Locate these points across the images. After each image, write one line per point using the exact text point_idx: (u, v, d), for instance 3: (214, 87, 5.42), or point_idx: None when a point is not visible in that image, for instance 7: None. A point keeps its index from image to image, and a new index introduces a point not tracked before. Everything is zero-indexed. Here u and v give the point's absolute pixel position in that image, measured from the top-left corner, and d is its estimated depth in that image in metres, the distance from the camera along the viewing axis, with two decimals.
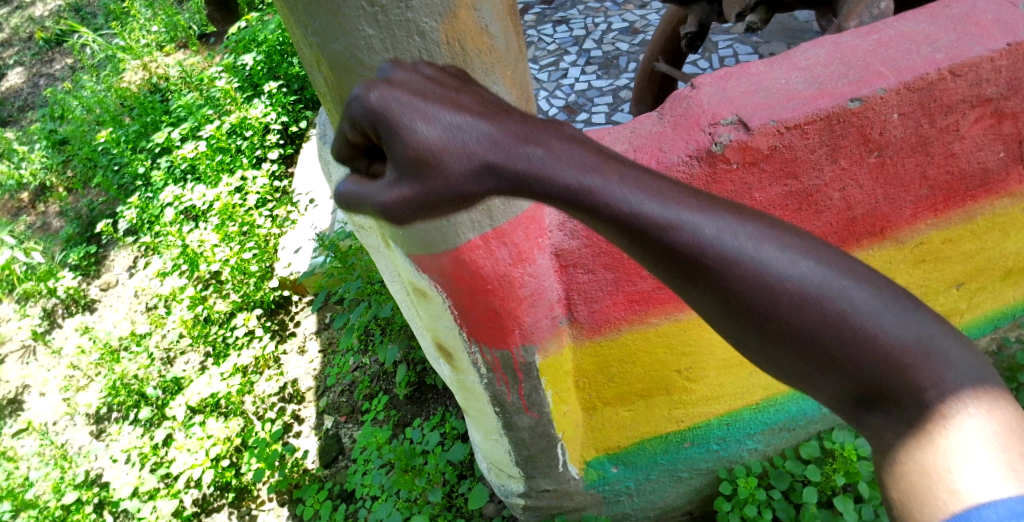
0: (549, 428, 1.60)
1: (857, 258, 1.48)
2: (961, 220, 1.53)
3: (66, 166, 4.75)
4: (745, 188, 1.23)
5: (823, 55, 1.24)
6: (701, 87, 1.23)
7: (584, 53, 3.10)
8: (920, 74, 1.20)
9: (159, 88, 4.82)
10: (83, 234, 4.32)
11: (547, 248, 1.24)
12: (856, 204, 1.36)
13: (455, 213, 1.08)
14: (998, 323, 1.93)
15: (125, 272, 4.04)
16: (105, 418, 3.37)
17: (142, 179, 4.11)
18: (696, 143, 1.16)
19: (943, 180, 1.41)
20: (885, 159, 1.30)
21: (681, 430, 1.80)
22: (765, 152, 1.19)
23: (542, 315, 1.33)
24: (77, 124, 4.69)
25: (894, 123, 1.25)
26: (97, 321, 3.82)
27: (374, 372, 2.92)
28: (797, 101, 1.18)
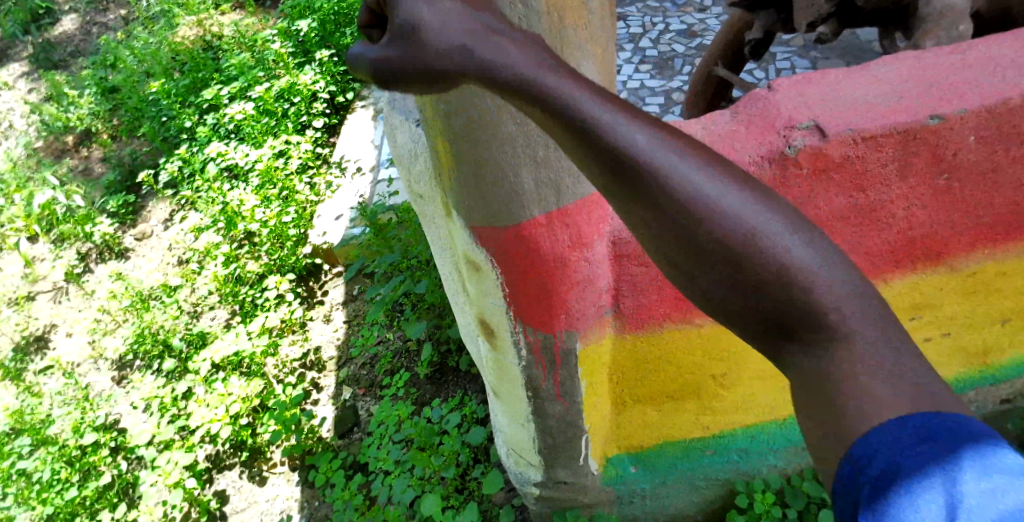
0: (577, 419, 1.59)
1: (907, 280, 1.47)
2: (1019, 253, 1.51)
3: (113, 114, 4.82)
4: (812, 196, 1.21)
5: (906, 70, 1.22)
6: (779, 90, 1.21)
7: (639, 51, 3.09)
8: (1002, 98, 1.18)
9: (212, 46, 4.87)
10: (124, 182, 4.39)
11: (604, 235, 1.22)
12: (917, 224, 1.34)
13: (525, 187, 1.09)
14: None
15: (161, 224, 4.11)
16: (127, 366, 3.43)
17: (187, 134, 4.17)
18: (769, 144, 1.15)
19: (1007, 211, 1.39)
20: (953, 183, 1.29)
21: (704, 437, 1.80)
22: (838, 161, 1.17)
23: (590, 302, 1.31)
24: (128, 74, 4.76)
25: (969, 146, 1.23)
26: (130, 268, 3.89)
27: (397, 347, 2.94)
28: (876, 113, 1.16)
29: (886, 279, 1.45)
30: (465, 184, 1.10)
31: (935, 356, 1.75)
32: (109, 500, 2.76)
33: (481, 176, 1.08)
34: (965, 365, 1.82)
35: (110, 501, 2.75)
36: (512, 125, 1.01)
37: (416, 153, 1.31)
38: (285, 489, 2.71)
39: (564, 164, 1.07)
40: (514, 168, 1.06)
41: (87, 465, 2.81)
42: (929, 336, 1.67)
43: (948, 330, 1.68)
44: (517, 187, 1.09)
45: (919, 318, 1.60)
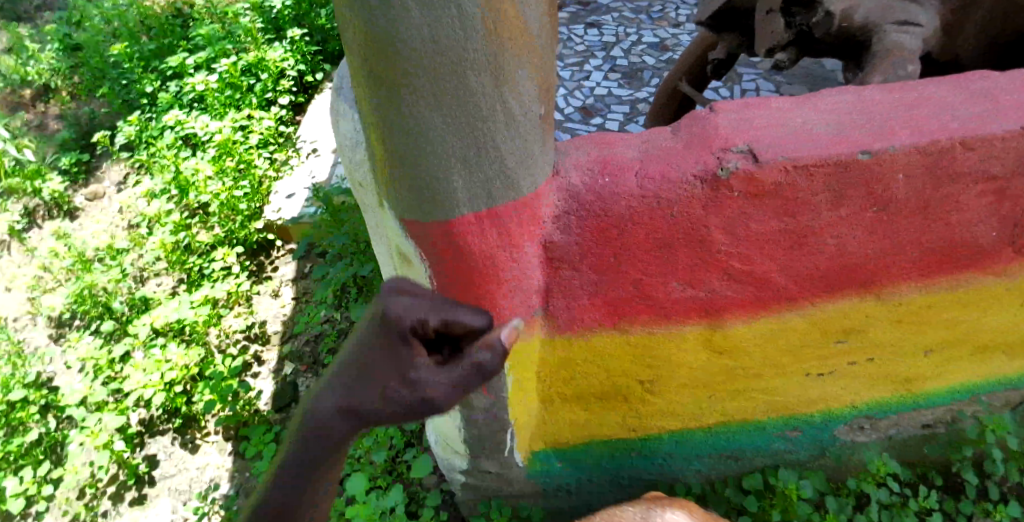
0: (501, 413, 1.60)
1: (836, 307, 1.51)
2: (945, 289, 1.55)
3: (74, 71, 4.66)
4: (743, 216, 1.24)
5: (846, 102, 1.25)
6: (721, 110, 1.22)
7: (610, 60, 3.10)
8: (933, 139, 1.21)
9: (182, 14, 4.75)
10: (79, 141, 4.25)
11: (537, 239, 1.23)
12: (848, 253, 1.37)
13: (456, 187, 1.09)
14: (957, 396, 1.97)
15: (114, 186, 4.00)
16: (66, 324, 3.32)
17: (148, 98, 4.06)
18: (705, 163, 1.16)
19: (936, 246, 1.42)
20: (884, 215, 1.31)
21: (632, 439, 1.82)
22: (769, 187, 1.20)
23: (519, 302, 1.32)
24: (93, 32, 4.61)
25: (899, 183, 1.26)
26: (76, 229, 3.78)
27: (342, 326, 2.89)
28: (813, 143, 1.18)
29: (813, 304, 1.48)
30: (399, 180, 1.10)
31: (859, 381, 1.80)
32: (34, 457, 2.68)
33: (414, 173, 1.08)
34: (888, 391, 1.87)
35: (35, 458, 2.67)
36: (444, 125, 1.01)
37: (357, 143, 1.29)
38: (216, 458, 2.66)
39: (496, 167, 1.08)
40: (444, 167, 1.06)
41: (15, 419, 2.75)
42: (853, 361, 1.71)
43: (875, 356, 1.72)
44: (449, 187, 1.09)
45: (846, 343, 1.64)
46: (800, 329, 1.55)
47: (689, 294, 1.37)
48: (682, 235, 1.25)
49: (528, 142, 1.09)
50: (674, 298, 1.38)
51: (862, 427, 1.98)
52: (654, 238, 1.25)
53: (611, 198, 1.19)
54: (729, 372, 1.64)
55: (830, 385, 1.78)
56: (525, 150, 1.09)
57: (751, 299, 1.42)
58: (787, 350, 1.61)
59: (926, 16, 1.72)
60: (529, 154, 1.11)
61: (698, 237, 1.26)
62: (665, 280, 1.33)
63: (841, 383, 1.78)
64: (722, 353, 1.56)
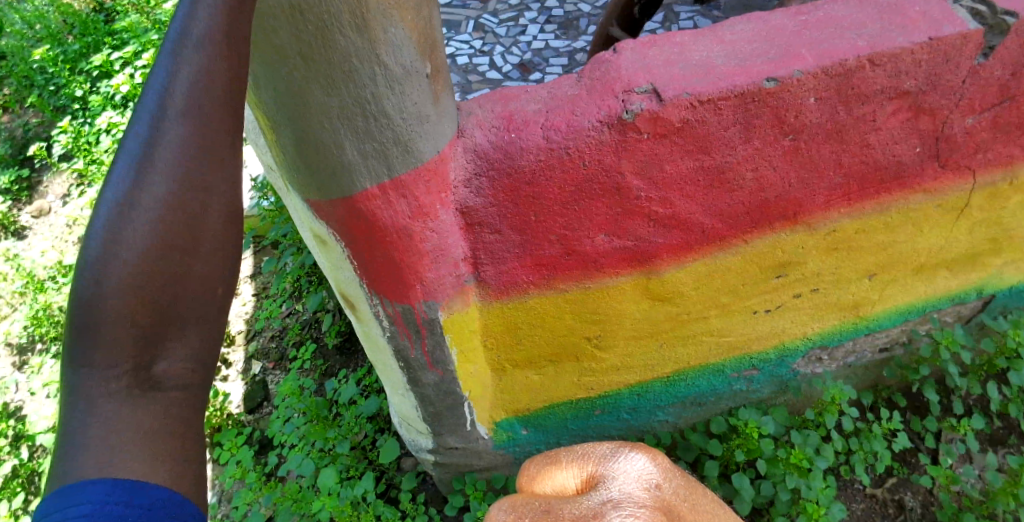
0: (454, 386, 1.60)
1: (768, 240, 1.51)
2: (875, 212, 1.56)
3: (2, 83, 4.49)
4: (656, 159, 1.22)
5: (750, 31, 1.24)
6: (622, 51, 1.21)
7: (545, 11, 3.03)
8: (839, 60, 1.20)
9: (105, 8, 4.55)
10: (15, 156, 4.11)
11: (450, 204, 1.20)
12: (768, 186, 1.36)
13: (351, 159, 1.04)
14: (907, 317, 2.00)
15: (59, 199, 3.89)
16: (28, 349, 3.25)
17: (79, 103, 3.94)
18: (608, 108, 1.14)
19: (857, 169, 1.42)
20: (800, 143, 1.30)
21: (591, 397, 1.83)
22: (677, 125, 1.17)
23: (446, 272, 1.30)
24: (15, 39, 4.42)
25: (810, 107, 1.24)
26: (24, 248, 3.67)
27: (305, 319, 2.87)
28: (714, 75, 1.16)
29: (745, 240, 1.48)
30: (292, 158, 1.06)
31: (806, 313, 1.81)
32: (11, 489, 2.65)
33: (304, 149, 1.03)
34: (837, 318, 1.89)
35: (13, 491, 2.64)
36: (324, 96, 0.97)
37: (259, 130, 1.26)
38: None
39: (388, 134, 1.03)
40: (334, 140, 1.02)
41: None
42: (797, 293, 1.73)
43: (817, 287, 1.73)
44: (342, 160, 1.04)
45: (784, 276, 1.65)
46: (736, 267, 1.55)
47: (617, 245, 1.36)
48: (597, 186, 1.23)
49: (420, 104, 1.04)
50: (602, 251, 1.37)
51: (820, 358, 2.02)
52: (570, 191, 1.23)
53: (517, 155, 1.16)
54: (674, 318, 1.64)
55: (778, 318, 1.79)
56: (418, 113, 1.05)
57: (680, 242, 1.41)
58: (727, 289, 1.61)
59: None
60: (422, 117, 1.06)
61: (614, 187, 1.24)
62: (589, 234, 1.32)
63: (788, 316, 1.80)
64: (661, 300, 1.56)
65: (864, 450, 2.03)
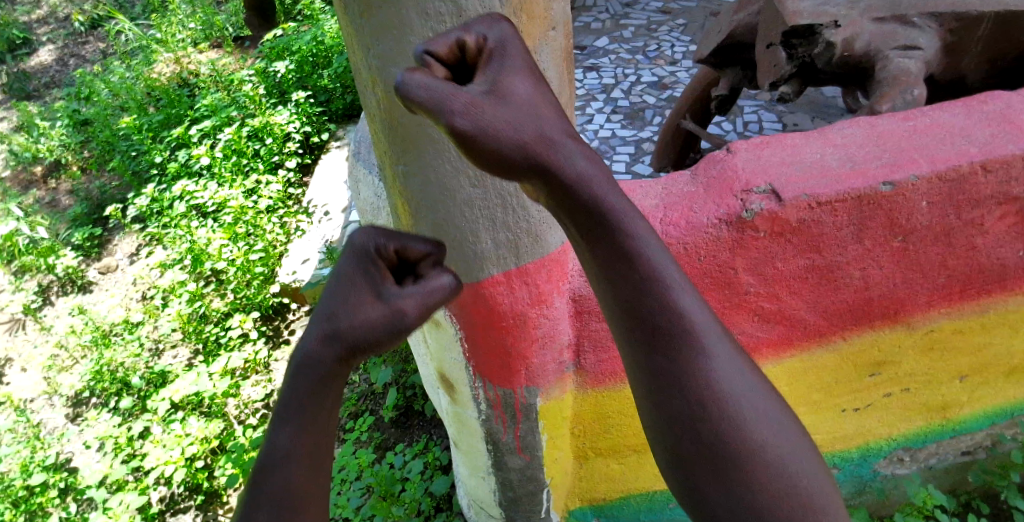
0: (538, 473, 1.59)
1: (867, 338, 1.49)
2: (974, 314, 1.54)
3: (84, 146, 4.75)
4: (769, 257, 1.25)
5: (860, 135, 1.25)
6: (737, 151, 1.24)
7: (611, 101, 3.12)
8: (952, 165, 1.21)
9: (188, 83, 4.85)
10: (90, 215, 4.31)
11: (564, 292, 1.24)
12: (874, 285, 1.37)
13: (484, 248, 1.10)
14: (995, 420, 1.92)
15: (127, 257, 4.03)
16: (83, 402, 3.30)
17: (158, 169, 4.13)
18: (727, 207, 1.18)
19: (961, 272, 1.41)
20: (908, 245, 1.31)
21: (668, 490, 1.77)
22: (793, 225, 1.20)
23: (551, 358, 1.34)
24: (102, 108, 4.71)
25: (921, 210, 1.25)
26: (91, 303, 3.79)
27: (362, 391, 2.88)
28: (831, 178, 1.18)
29: (844, 338, 1.47)
30: None
31: (895, 413, 1.76)
32: None
33: (440, 236, 1.09)
34: (925, 421, 1.83)
35: None
36: (469, 188, 1.03)
37: (379, 207, 1.32)
38: None
39: (523, 225, 1.09)
40: (471, 228, 1.07)
41: (34, 505, 2.69)
42: (888, 393, 1.69)
43: (909, 387, 1.70)
44: (476, 247, 1.10)
45: (877, 376, 1.62)
46: (833, 364, 1.53)
47: None
48: (709, 279, 1.25)
49: None
50: None
51: (902, 460, 1.93)
52: None
53: None
54: None
55: (866, 418, 1.74)
56: None
57: (781, 338, 1.41)
58: (821, 387, 1.58)
59: (925, 40, 1.75)
60: None
61: (726, 280, 1.26)
62: None
63: (876, 417, 1.75)
64: None
65: None
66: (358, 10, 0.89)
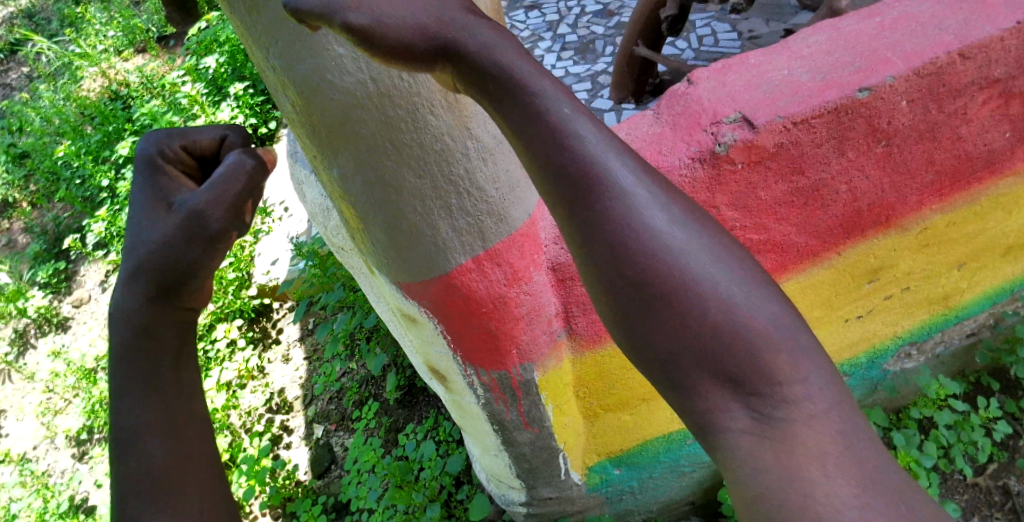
0: (550, 441, 1.55)
1: (860, 249, 1.43)
2: (965, 203, 1.48)
3: (29, 180, 4.55)
4: (751, 187, 1.17)
5: (825, 41, 1.17)
6: (698, 81, 1.15)
7: (558, 38, 2.96)
8: (929, 58, 1.13)
9: (120, 95, 4.60)
10: (51, 250, 4.14)
11: (542, 264, 1.19)
12: (862, 195, 1.30)
13: (445, 237, 1.04)
14: (996, 300, 1.89)
15: (97, 286, 3.88)
16: (86, 441, 3.20)
17: (107, 192, 3.95)
18: (698, 144, 1.10)
19: (948, 165, 1.35)
20: (893, 148, 1.25)
21: (683, 428, 1.74)
22: (771, 150, 1.13)
23: (540, 331, 1.27)
24: (38, 137, 4.49)
25: (902, 110, 1.18)
26: (70, 340, 3.67)
27: (362, 376, 2.80)
28: (804, 93, 1.11)
29: (838, 252, 1.41)
30: (381, 243, 1.06)
31: (896, 313, 1.72)
32: None
33: (394, 234, 1.03)
34: (927, 313, 1.79)
35: None
36: (415, 180, 0.96)
37: (328, 208, 1.25)
38: None
39: (482, 207, 1.02)
40: (428, 220, 1.01)
41: None
42: (889, 295, 1.64)
43: (907, 285, 1.64)
44: (436, 239, 1.04)
45: (875, 282, 1.56)
46: (830, 280, 1.47)
47: None
48: None
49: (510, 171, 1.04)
50: None
51: (910, 353, 1.90)
52: None
53: None
54: None
55: (868, 324, 1.70)
56: (510, 180, 1.04)
57: (775, 266, 1.35)
58: (821, 303, 1.52)
59: None
60: (514, 183, 1.05)
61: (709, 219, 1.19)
62: None
63: (879, 319, 1.71)
64: None
65: (964, 443, 1.90)
66: (245, 8, 0.79)
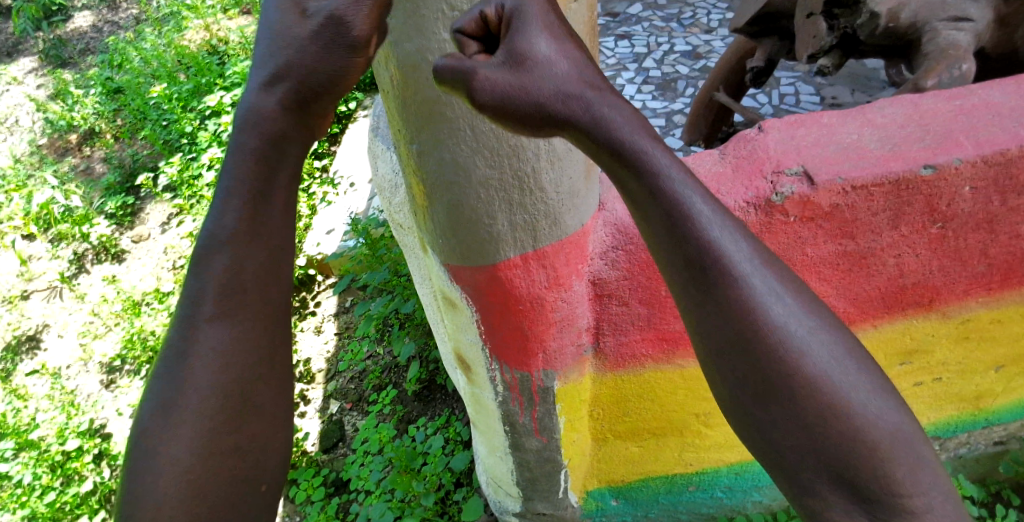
0: (555, 454, 1.57)
1: (899, 325, 1.43)
2: (1015, 302, 1.45)
3: (117, 114, 4.80)
4: (799, 241, 1.20)
5: (901, 115, 1.19)
6: (769, 130, 1.18)
7: (642, 71, 3.02)
8: (1000, 149, 1.15)
9: (218, 51, 4.85)
10: (123, 184, 4.35)
11: (584, 275, 1.25)
12: (909, 272, 1.31)
13: (500, 230, 1.13)
14: None
15: (159, 227, 4.05)
16: (117, 369, 3.33)
17: (188, 139, 4.15)
18: (756, 189, 1.14)
19: (1003, 259, 1.34)
20: (947, 232, 1.26)
21: (688, 473, 1.74)
22: (826, 210, 1.16)
23: (569, 341, 1.33)
24: (134, 76, 4.73)
25: (964, 196, 1.20)
26: (123, 272, 3.84)
27: (387, 362, 2.87)
28: (869, 160, 1.14)
29: (875, 325, 1.41)
30: (441, 223, 1.15)
31: (924, 403, 1.67)
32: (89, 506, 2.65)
33: (455, 216, 1.12)
34: (957, 409, 1.72)
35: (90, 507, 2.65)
36: (485, 169, 1.05)
37: (396, 185, 1.34)
38: None
39: (541, 207, 1.11)
40: (488, 211, 1.10)
41: (70, 469, 2.76)
42: (918, 382, 1.60)
43: (941, 376, 1.61)
44: (491, 229, 1.13)
45: (908, 364, 1.54)
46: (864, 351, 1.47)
47: None
48: None
49: (573, 180, 1.12)
50: None
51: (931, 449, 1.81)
52: None
53: None
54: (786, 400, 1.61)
55: None
56: (570, 188, 1.12)
57: None
58: None
59: (977, 11, 1.66)
60: (574, 192, 1.13)
61: None
62: None
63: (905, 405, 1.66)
64: None
65: None
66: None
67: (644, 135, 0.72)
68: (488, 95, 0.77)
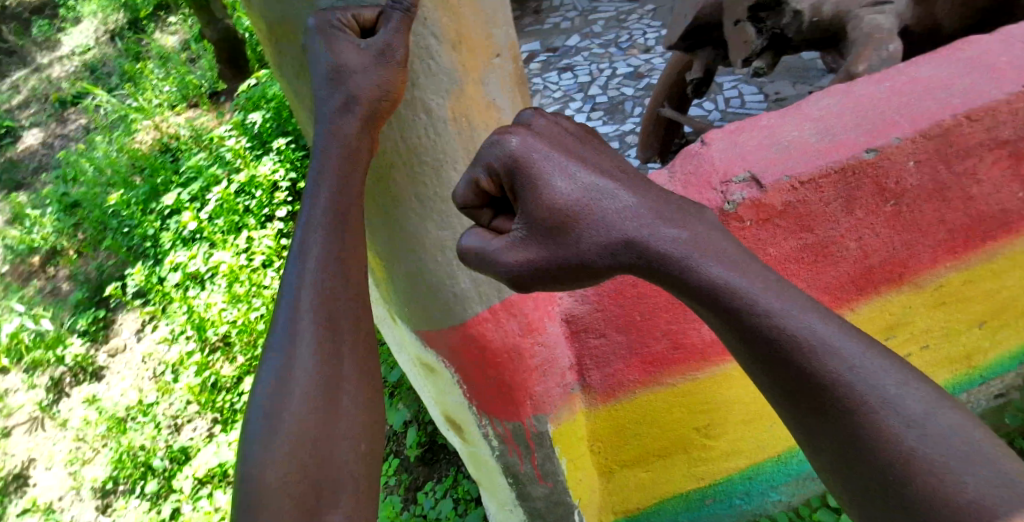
0: (564, 497, 1.52)
1: (875, 304, 1.43)
2: (982, 261, 1.46)
3: (77, 228, 4.73)
4: (761, 243, 1.21)
5: (837, 104, 1.20)
6: (711, 141, 1.19)
7: (590, 99, 3.07)
8: (935, 121, 1.18)
9: (170, 148, 4.85)
10: (93, 297, 4.29)
11: (558, 315, 1.25)
12: (873, 252, 1.32)
13: (464, 287, 1.12)
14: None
15: (134, 335, 3.98)
16: (110, 492, 3.18)
17: (151, 241, 4.11)
18: (709, 201, 1.14)
19: (961, 223, 1.36)
20: (902, 207, 1.27)
21: (702, 487, 1.70)
22: (780, 209, 1.17)
23: (554, 383, 1.31)
24: (89, 187, 4.68)
25: (910, 170, 1.22)
26: (104, 389, 3.73)
27: (384, 433, 2.78)
28: (811, 153, 1.15)
29: (852, 309, 1.41)
30: (403, 292, 1.14)
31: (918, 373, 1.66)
32: None
33: (416, 282, 1.11)
34: (949, 372, 1.71)
35: None
36: (437, 230, 1.05)
37: None
38: None
39: None
40: (449, 270, 1.09)
41: None
42: (907, 354, 1.60)
43: (927, 343, 1.60)
44: (454, 287, 1.12)
45: (893, 338, 1.54)
46: None
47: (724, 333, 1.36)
48: None
49: None
50: (710, 341, 1.36)
51: None
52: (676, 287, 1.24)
53: None
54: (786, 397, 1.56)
55: None
56: None
57: None
58: None
59: None
60: None
61: None
62: (696, 325, 1.33)
63: None
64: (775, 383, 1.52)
65: None
66: (293, 73, 0.96)
67: (641, 218, 0.75)
68: (520, 273, 0.81)
